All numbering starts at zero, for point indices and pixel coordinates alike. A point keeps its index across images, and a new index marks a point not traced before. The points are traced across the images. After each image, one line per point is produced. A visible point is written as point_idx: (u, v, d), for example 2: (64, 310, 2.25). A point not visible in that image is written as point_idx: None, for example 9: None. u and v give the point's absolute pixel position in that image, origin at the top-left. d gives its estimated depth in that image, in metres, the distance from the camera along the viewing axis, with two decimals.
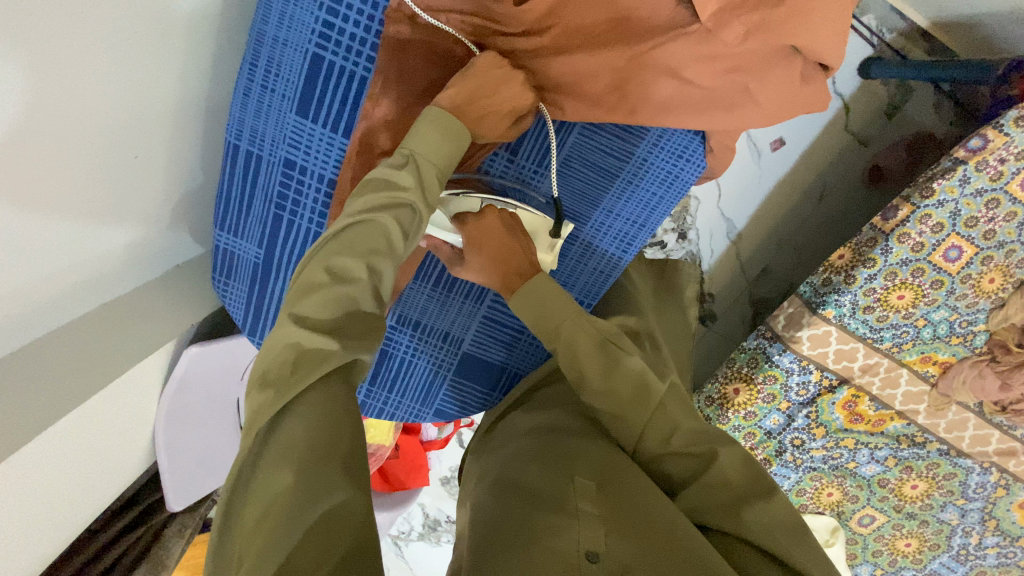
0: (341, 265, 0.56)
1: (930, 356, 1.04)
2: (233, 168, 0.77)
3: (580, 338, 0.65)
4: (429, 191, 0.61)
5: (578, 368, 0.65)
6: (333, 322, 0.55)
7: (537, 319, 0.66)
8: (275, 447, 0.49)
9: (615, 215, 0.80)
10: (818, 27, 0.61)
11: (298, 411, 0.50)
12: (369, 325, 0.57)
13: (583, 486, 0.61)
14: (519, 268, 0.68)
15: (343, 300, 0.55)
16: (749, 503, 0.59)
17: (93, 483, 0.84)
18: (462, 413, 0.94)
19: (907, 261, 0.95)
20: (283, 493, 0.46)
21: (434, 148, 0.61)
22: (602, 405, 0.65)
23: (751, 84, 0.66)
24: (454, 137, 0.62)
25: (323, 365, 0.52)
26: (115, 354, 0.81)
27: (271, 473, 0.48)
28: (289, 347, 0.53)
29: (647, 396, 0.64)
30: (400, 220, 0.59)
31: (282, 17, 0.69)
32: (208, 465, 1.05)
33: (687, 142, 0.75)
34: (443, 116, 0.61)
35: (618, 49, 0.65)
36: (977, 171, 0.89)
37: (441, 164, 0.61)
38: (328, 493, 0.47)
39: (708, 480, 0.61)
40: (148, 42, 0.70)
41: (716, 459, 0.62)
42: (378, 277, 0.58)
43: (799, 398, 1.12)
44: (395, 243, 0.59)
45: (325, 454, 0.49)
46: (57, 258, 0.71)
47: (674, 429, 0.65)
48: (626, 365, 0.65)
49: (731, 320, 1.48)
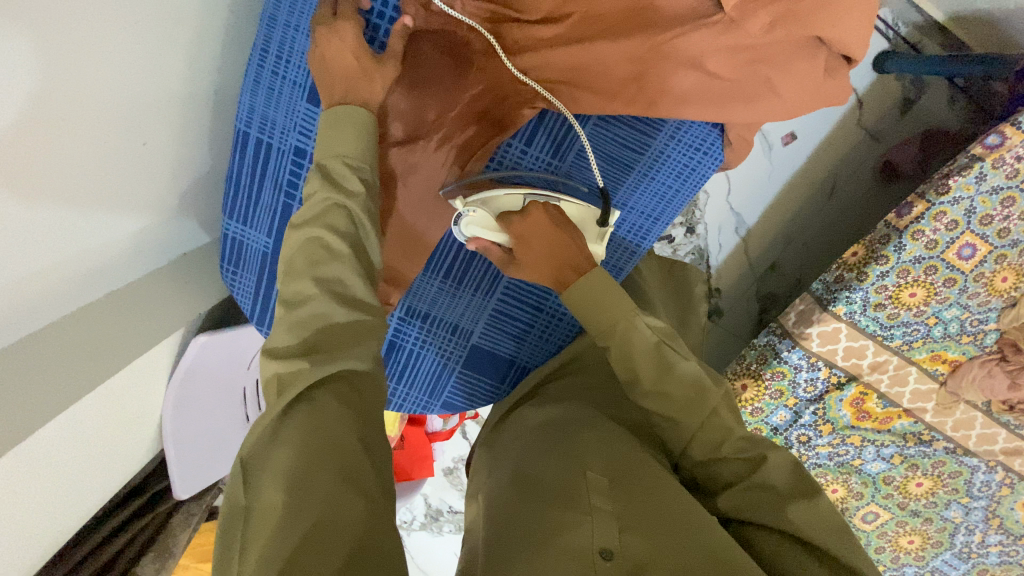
0: (292, 291, 0.55)
1: (939, 354, 1.03)
2: (243, 156, 0.76)
3: (637, 336, 0.65)
4: (346, 184, 0.60)
5: (631, 367, 0.65)
6: (298, 344, 0.53)
7: (589, 316, 0.66)
8: (267, 465, 0.47)
9: (630, 208, 0.79)
10: (844, 18, 0.60)
11: (299, 423, 0.48)
12: (344, 337, 0.55)
13: (596, 482, 0.61)
14: (568, 262, 0.67)
15: (307, 318, 0.54)
16: (793, 502, 0.59)
17: (100, 470, 0.84)
18: (470, 406, 0.93)
19: (920, 258, 0.94)
20: (274, 510, 0.45)
21: (331, 142, 0.60)
22: (654, 406, 0.65)
23: (774, 76, 0.65)
24: (348, 124, 0.61)
25: (299, 385, 0.50)
26: (123, 342, 0.81)
27: (267, 491, 0.46)
28: (270, 380, 0.52)
29: (702, 399, 0.64)
30: (330, 223, 0.58)
31: (295, 2, 0.68)
32: (215, 455, 1.05)
33: (705, 135, 0.74)
34: (333, 113, 0.61)
35: (639, 38, 0.64)
36: (994, 169, 0.88)
37: (346, 154, 0.60)
38: (314, 496, 0.45)
39: (753, 481, 0.61)
40: (158, 25, 0.68)
41: (765, 463, 0.62)
42: (338, 285, 0.56)
43: (807, 395, 1.12)
44: (336, 246, 0.58)
45: (319, 466, 0.47)
46: (66, 245, 0.70)
47: (726, 436, 0.64)
48: (680, 368, 0.65)
49: (737, 315, 1.47)
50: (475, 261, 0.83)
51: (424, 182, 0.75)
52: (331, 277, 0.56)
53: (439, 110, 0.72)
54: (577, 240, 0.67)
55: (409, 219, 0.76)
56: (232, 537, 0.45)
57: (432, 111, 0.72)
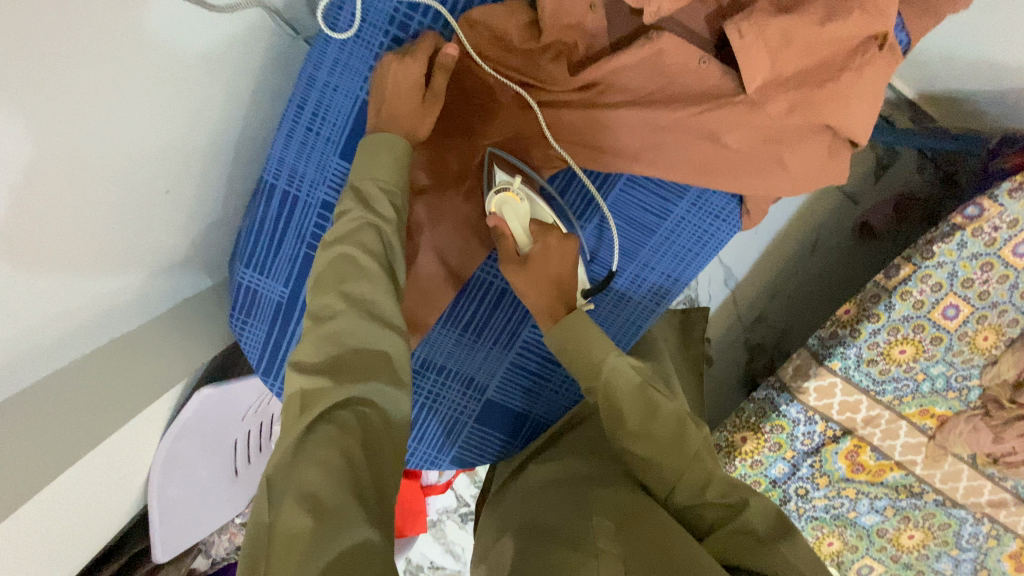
0: (320, 305, 0.56)
1: (928, 409, 1.07)
2: (267, 206, 0.76)
3: (622, 377, 0.66)
4: (377, 206, 0.62)
5: (618, 410, 0.66)
6: (324, 360, 0.53)
7: (578, 355, 0.68)
8: (289, 484, 0.45)
9: (651, 268, 0.82)
10: (851, 107, 0.64)
11: (325, 445, 0.47)
12: (371, 356, 0.54)
13: (602, 527, 0.60)
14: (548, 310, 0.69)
15: (334, 335, 0.54)
16: (778, 542, 0.59)
17: (82, 532, 0.78)
18: (479, 462, 0.92)
19: (908, 317, 0.99)
20: (302, 535, 0.42)
21: (370, 168, 0.64)
22: (640, 448, 0.66)
23: (784, 153, 0.69)
24: (385, 153, 0.64)
25: (324, 402, 0.50)
26: (126, 394, 0.78)
27: (288, 515, 0.43)
28: (294, 396, 0.52)
29: (685, 441, 0.65)
30: (360, 240, 0.59)
31: (335, 65, 0.71)
32: (200, 512, 1.00)
33: (724, 204, 0.79)
34: (373, 142, 0.64)
35: (663, 112, 0.68)
36: (973, 237, 0.94)
37: (381, 178, 0.63)
38: (346, 531, 0.43)
39: (735, 524, 0.61)
40: (193, 79, 0.69)
41: (746, 507, 0.62)
42: (367, 303, 0.57)
43: (804, 447, 1.14)
44: (366, 265, 0.59)
45: (334, 487, 0.45)
46: (66, 299, 0.67)
47: (708, 480, 0.64)
48: (665, 410, 0.66)
49: (727, 365, 1.51)
50: (496, 314, 0.84)
51: (451, 229, 0.77)
52: (359, 296, 0.57)
53: (463, 161, 0.75)
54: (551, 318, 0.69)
55: (435, 273, 0.78)
56: (257, 567, 0.42)
57: (457, 162, 0.75)
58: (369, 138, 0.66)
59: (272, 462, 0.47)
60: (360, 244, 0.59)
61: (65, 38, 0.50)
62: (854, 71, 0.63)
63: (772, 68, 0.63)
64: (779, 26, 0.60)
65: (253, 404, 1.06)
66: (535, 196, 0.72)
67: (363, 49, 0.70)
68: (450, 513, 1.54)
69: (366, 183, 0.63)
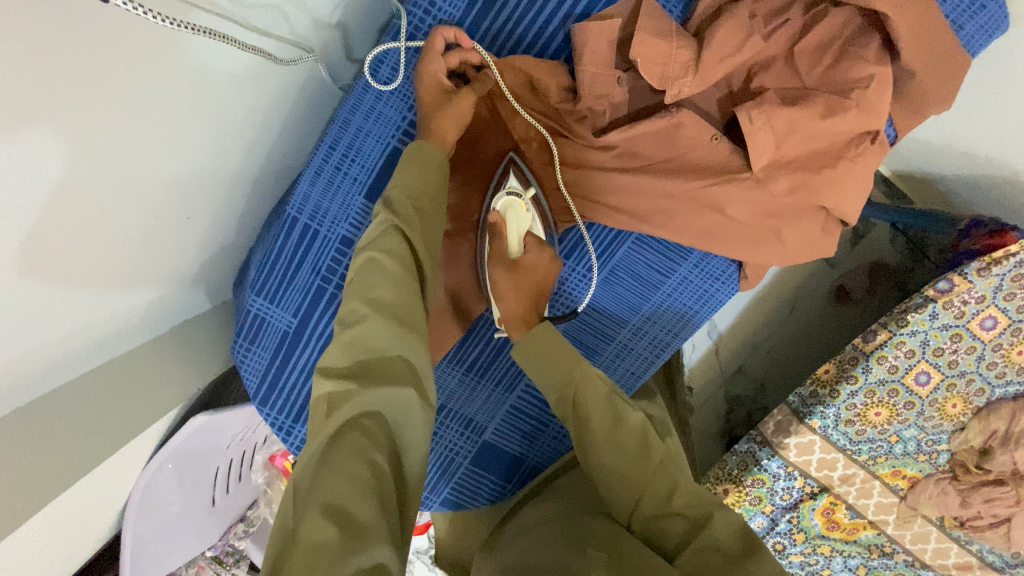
0: (345, 310, 0.56)
1: (900, 470, 1.11)
2: (286, 240, 0.78)
3: (591, 386, 0.68)
4: (404, 211, 0.63)
5: (586, 419, 0.67)
6: (352, 365, 0.53)
7: (547, 365, 0.69)
8: (313, 494, 0.44)
9: (653, 322, 0.87)
10: (844, 194, 0.71)
11: (351, 456, 0.46)
12: (397, 363, 0.53)
13: (596, 559, 0.59)
14: (521, 315, 0.71)
15: (358, 340, 0.54)
16: (746, 559, 0.57)
17: (52, 559, 0.75)
18: (470, 505, 0.91)
19: (884, 380, 1.04)
20: (326, 548, 0.40)
21: (399, 176, 0.65)
22: (608, 457, 0.66)
23: (782, 228, 0.74)
24: (418, 163, 0.66)
25: (349, 408, 0.50)
26: (118, 418, 0.76)
27: (313, 523, 0.41)
28: (320, 399, 0.51)
29: (649, 451, 0.66)
30: (386, 245, 0.60)
31: (369, 112, 0.76)
32: (174, 542, 0.98)
33: (724, 268, 0.84)
34: (413, 151, 0.67)
35: (675, 182, 0.74)
36: (944, 309, 1.00)
37: (409, 184, 0.64)
38: (369, 549, 0.42)
39: (702, 541, 0.59)
40: (233, 115, 0.72)
41: (711, 520, 0.61)
42: (390, 308, 0.57)
43: (783, 503, 1.16)
44: (392, 270, 0.59)
45: (356, 498, 0.44)
46: (78, 316, 0.67)
47: (674, 489, 0.64)
48: (630, 420, 0.67)
49: (706, 414, 1.56)
50: (501, 357, 0.86)
51: (466, 269, 0.80)
52: (384, 301, 0.57)
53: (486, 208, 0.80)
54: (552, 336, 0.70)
55: (447, 311, 0.80)
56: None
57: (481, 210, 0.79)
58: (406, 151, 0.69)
59: (299, 468, 0.47)
60: (386, 249, 0.60)
61: (121, 72, 0.53)
62: (849, 160, 0.70)
63: (776, 152, 0.70)
64: (785, 116, 0.68)
65: (240, 432, 1.04)
66: (538, 218, 0.76)
67: (398, 100, 0.76)
68: (421, 554, 1.47)
69: (396, 190, 0.65)
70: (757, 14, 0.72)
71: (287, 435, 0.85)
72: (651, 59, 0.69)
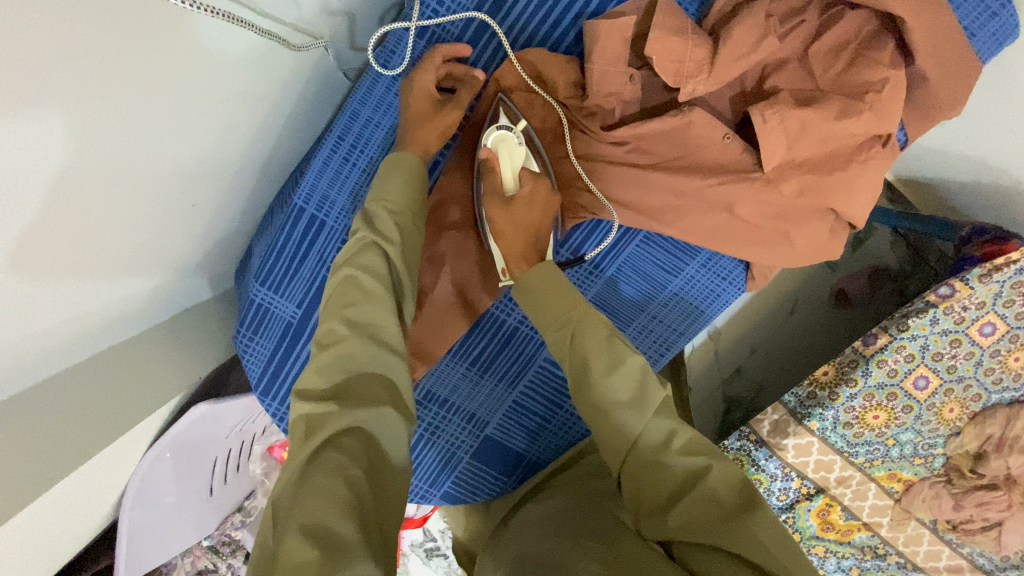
0: (323, 330, 0.56)
1: (895, 473, 1.12)
2: (292, 230, 0.78)
3: (590, 326, 0.66)
4: (382, 227, 0.64)
5: (583, 358, 0.65)
6: (330, 388, 0.53)
7: (545, 307, 0.68)
8: (294, 516, 0.43)
9: (659, 320, 0.88)
10: (853, 196, 0.72)
11: (331, 475, 0.46)
12: (373, 383, 0.54)
13: (592, 548, 0.59)
14: (521, 253, 0.70)
15: (337, 361, 0.55)
16: (740, 511, 0.55)
17: (50, 545, 0.75)
18: (471, 499, 0.91)
19: (883, 384, 1.05)
20: (309, 566, 0.39)
21: (377, 192, 0.65)
22: (602, 399, 0.63)
23: (790, 229, 0.75)
24: (398, 179, 0.67)
25: (328, 428, 0.49)
26: (118, 406, 0.76)
27: (292, 547, 0.40)
28: (298, 422, 0.51)
29: (646, 395, 0.63)
30: (365, 263, 0.61)
31: (380, 103, 0.76)
32: (170, 531, 0.97)
33: (732, 268, 0.85)
34: (395, 165, 0.67)
35: (685, 181, 0.74)
36: (945, 315, 1.00)
37: (388, 200, 0.65)
38: (355, 562, 0.40)
39: (696, 491, 0.57)
40: (243, 102, 0.72)
41: (708, 473, 0.58)
42: (370, 328, 0.57)
43: (779, 503, 1.17)
44: (370, 288, 0.60)
45: (335, 513, 0.43)
46: (79, 302, 0.66)
47: (671, 434, 0.62)
48: (628, 362, 0.64)
49: (704, 414, 1.58)
50: (504, 353, 0.87)
51: (473, 263, 0.80)
52: (362, 321, 0.57)
53: None
54: (553, 285, 0.69)
55: (453, 304, 0.81)
56: None
57: None
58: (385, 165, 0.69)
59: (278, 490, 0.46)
60: (364, 267, 0.60)
61: (130, 56, 0.52)
62: (859, 163, 0.70)
63: (788, 152, 0.70)
64: (798, 117, 0.68)
65: (240, 422, 1.04)
66: (532, 155, 0.75)
67: None
68: (415, 548, 1.46)
69: (375, 205, 0.65)
70: (773, 13, 0.72)
71: (289, 426, 0.84)
72: (666, 56, 0.69)
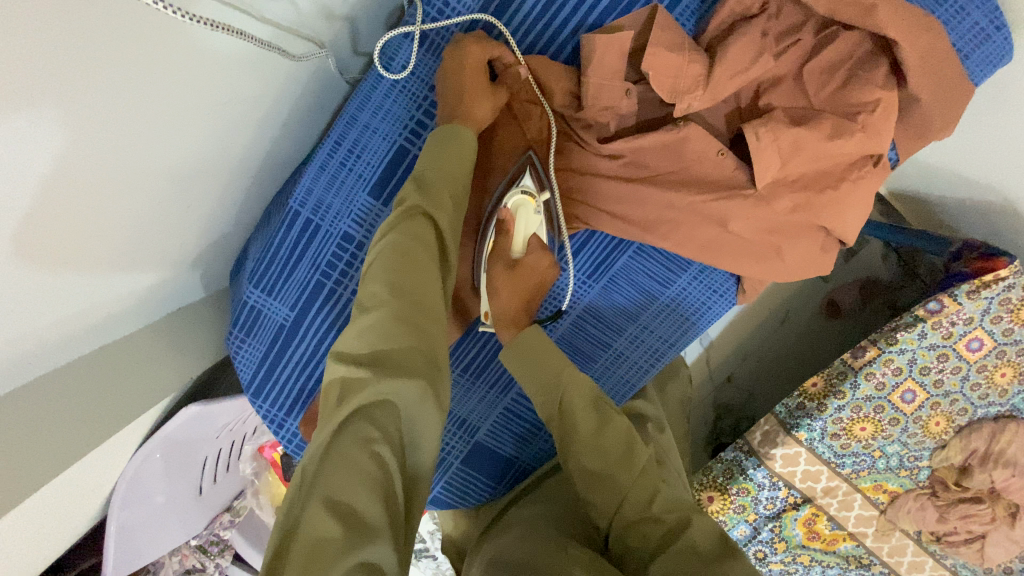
0: (368, 293, 0.54)
1: (881, 484, 1.13)
2: (286, 233, 0.78)
3: (577, 390, 0.68)
4: (434, 196, 0.62)
5: (571, 422, 0.67)
6: (369, 353, 0.51)
7: (534, 370, 0.69)
8: (320, 483, 0.42)
9: (650, 331, 0.89)
10: (844, 214, 0.72)
11: (360, 446, 0.45)
12: (414, 354, 0.52)
13: (578, 557, 0.59)
14: (513, 317, 0.72)
15: (376, 327, 0.52)
16: (720, 561, 0.56)
17: (37, 544, 0.74)
18: (460, 504, 0.92)
19: (871, 397, 1.06)
20: (329, 542, 0.40)
21: (432, 161, 0.64)
22: (589, 461, 0.66)
23: (782, 244, 0.75)
24: (453, 150, 0.66)
25: (362, 397, 0.48)
26: (109, 405, 0.76)
27: (315, 516, 0.40)
28: (333, 384, 0.50)
29: (632, 456, 0.66)
30: (414, 229, 0.59)
31: (377, 108, 0.76)
32: (159, 530, 0.97)
33: (723, 281, 0.86)
34: (449, 136, 0.66)
35: (680, 195, 0.75)
36: (933, 329, 1.01)
37: (442, 171, 0.64)
38: (371, 544, 0.41)
39: (678, 545, 0.58)
40: (240, 105, 0.72)
41: (689, 527, 0.60)
42: (413, 295, 0.55)
43: (766, 511, 1.18)
44: (415, 253, 0.57)
45: (360, 491, 0.43)
46: (71, 302, 0.66)
47: (654, 494, 0.64)
48: (615, 424, 0.68)
49: (695, 421, 1.59)
50: (496, 360, 0.87)
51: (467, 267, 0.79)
52: (407, 287, 0.55)
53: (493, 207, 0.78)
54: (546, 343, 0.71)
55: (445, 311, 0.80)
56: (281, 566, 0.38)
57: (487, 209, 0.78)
58: (438, 134, 0.68)
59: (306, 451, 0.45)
60: (413, 233, 0.58)
61: (126, 60, 0.52)
62: (851, 182, 0.71)
63: (781, 169, 0.70)
64: (792, 136, 0.68)
65: (231, 422, 1.03)
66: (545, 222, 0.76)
67: (405, 97, 0.76)
68: None
69: (429, 174, 0.63)
70: (769, 32, 0.73)
71: (279, 428, 0.84)
72: (663, 71, 0.70)
